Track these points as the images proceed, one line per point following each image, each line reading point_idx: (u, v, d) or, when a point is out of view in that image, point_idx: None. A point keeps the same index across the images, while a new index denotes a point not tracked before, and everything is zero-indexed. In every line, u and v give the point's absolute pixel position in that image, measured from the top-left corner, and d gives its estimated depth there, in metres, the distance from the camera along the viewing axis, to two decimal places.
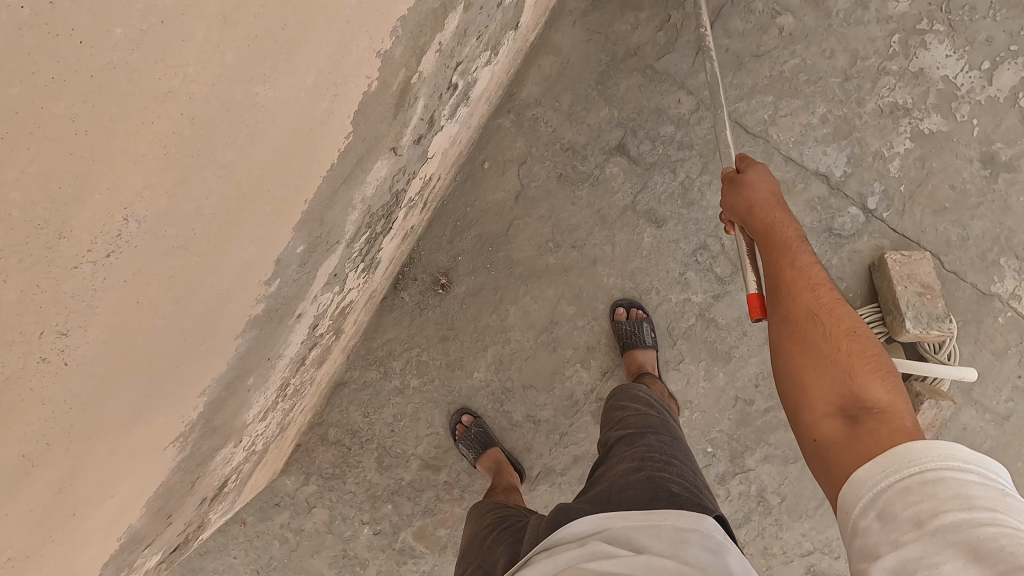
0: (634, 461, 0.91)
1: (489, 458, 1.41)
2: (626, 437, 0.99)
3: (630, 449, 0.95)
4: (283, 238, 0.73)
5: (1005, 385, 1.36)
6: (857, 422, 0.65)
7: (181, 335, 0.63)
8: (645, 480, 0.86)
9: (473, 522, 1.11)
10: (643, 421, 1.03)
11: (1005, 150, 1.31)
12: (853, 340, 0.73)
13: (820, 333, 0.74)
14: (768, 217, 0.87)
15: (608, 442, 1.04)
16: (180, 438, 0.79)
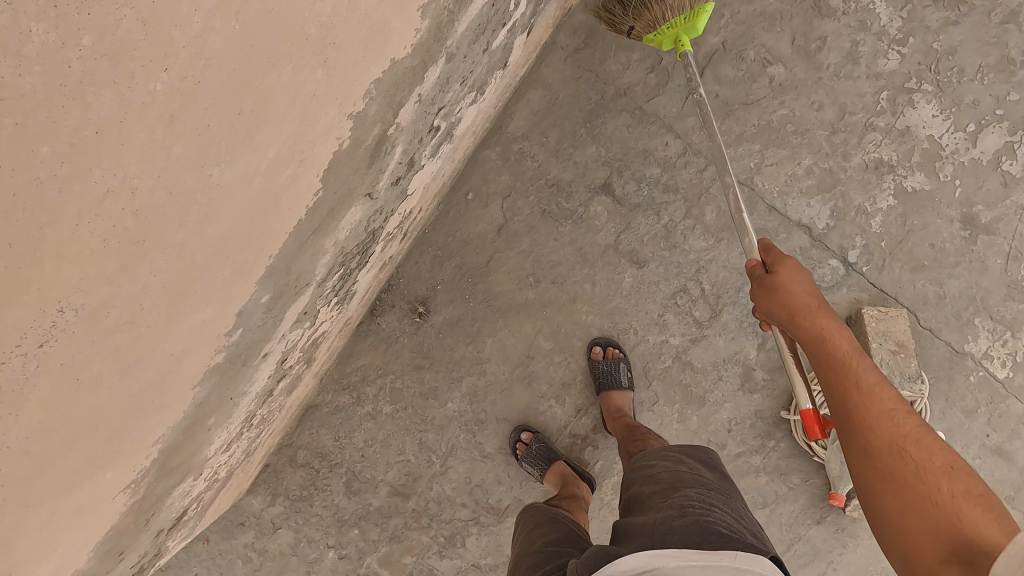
0: (674, 509, 0.81)
1: (556, 474, 1.37)
2: (658, 492, 0.87)
3: (665, 501, 0.84)
4: (245, 293, 0.71)
5: (973, 443, 1.37)
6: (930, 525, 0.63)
7: (129, 399, 0.61)
8: (691, 525, 0.76)
9: (520, 543, 1.01)
10: (673, 475, 0.91)
11: (985, 212, 1.32)
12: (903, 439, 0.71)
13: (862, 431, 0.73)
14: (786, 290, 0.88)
15: (634, 499, 0.91)
16: (132, 484, 0.78)
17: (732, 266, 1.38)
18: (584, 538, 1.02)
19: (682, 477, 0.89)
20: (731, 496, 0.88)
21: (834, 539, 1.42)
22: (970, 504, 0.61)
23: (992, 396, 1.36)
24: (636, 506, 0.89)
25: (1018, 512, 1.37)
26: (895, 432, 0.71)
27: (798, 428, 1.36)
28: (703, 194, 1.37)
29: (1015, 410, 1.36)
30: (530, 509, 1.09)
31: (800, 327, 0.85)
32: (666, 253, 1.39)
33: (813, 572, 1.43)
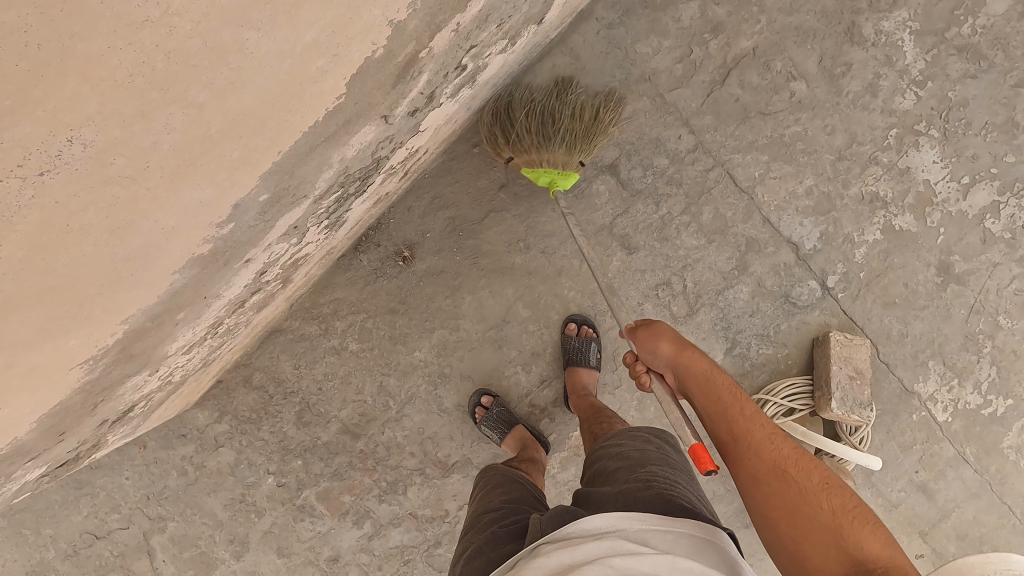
0: (639, 482, 0.85)
1: (516, 437, 1.40)
2: (624, 467, 0.91)
3: (630, 475, 0.88)
4: (242, 188, 0.68)
5: (901, 476, 1.45)
6: None
7: (109, 265, 0.58)
8: (655, 497, 0.81)
9: (474, 502, 1.03)
10: (643, 453, 0.94)
11: (960, 263, 1.38)
12: (830, 494, 0.78)
13: (793, 490, 0.79)
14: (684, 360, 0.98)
15: (601, 471, 0.94)
16: (90, 361, 0.75)
17: (717, 269, 1.40)
18: (540, 499, 1.04)
19: (649, 454, 0.93)
20: (693, 476, 0.92)
21: (757, 545, 1.50)
22: (853, 519, 0.74)
23: (928, 436, 1.44)
24: (601, 476, 0.93)
25: (928, 546, 1.47)
26: (788, 463, 0.83)
27: None
28: (704, 193, 1.38)
29: (946, 451, 1.44)
30: (484, 471, 1.12)
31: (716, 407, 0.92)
32: (657, 244, 1.40)
33: None
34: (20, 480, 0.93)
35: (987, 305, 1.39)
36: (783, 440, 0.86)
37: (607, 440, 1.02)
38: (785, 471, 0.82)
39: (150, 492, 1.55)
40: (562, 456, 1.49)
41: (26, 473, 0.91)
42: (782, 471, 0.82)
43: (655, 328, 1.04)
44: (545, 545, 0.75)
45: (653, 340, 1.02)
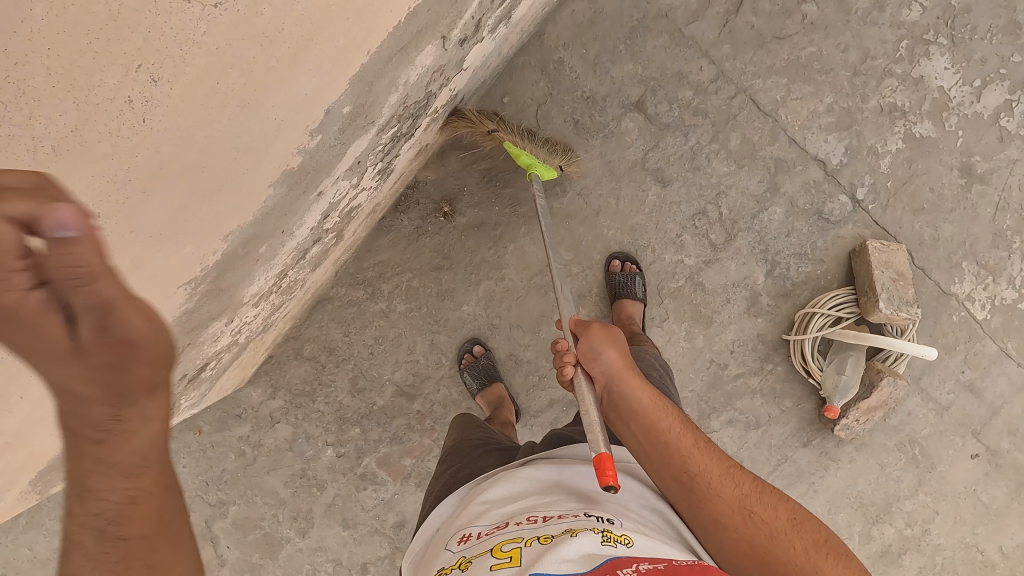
0: None
1: (492, 394, 1.44)
2: None
3: None
4: (336, 88, 0.70)
5: (948, 378, 1.49)
6: None
7: (232, 152, 0.60)
8: None
9: (458, 431, 1.10)
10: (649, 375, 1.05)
11: (981, 163, 1.43)
12: (765, 499, 0.74)
13: (734, 503, 0.73)
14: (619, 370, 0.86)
15: None
16: (191, 284, 0.76)
17: (750, 193, 1.45)
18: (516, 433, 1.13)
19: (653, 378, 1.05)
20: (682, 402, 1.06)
21: (816, 462, 1.53)
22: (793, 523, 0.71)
23: (970, 336, 1.48)
24: None
25: (981, 444, 1.51)
26: (724, 476, 0.75)
27: (796, 351, 1.44)
28: (730, 120, 1.43)
29: (988, 349, 1.48)
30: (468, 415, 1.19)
31: (650, 425, 0.79)
32: (690, 175, 1.44)
33: (795, 491, 1.54)
34: None
35: (1012, 201, 1.44)
36: (685, 438, 0.78)
37: None
38: (718, 483, 0.74)
39: (208, 478, 1.54)
40: None
41: None
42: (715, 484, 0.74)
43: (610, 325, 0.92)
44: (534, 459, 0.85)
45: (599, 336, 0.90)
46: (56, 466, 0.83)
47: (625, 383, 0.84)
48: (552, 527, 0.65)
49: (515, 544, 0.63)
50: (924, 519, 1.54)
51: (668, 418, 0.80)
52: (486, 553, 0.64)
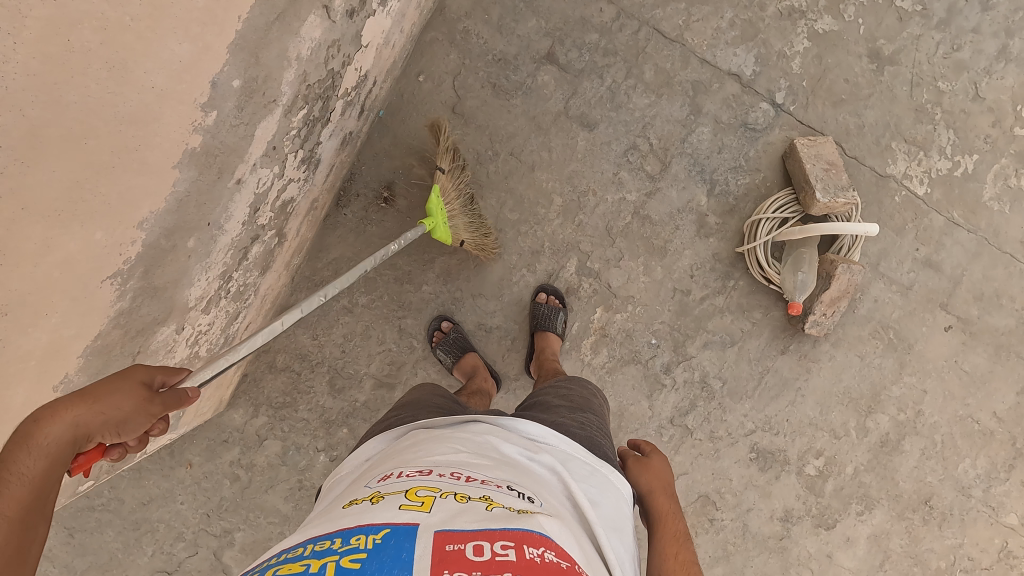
0: (577, 420, 0.97)
1: (467, 364, 1.44)
2: (568, 406, 1.03)
3: (572, 412, 1.00)
4: (215, 56, 0.72)
5: (906, 258, 1.52)
6: None
7: (114, 123, 0.62)
8: (585, 435, 0.92)
9: (410, 391, 1.14)
10: (586, 402, 1.07)
11: (887, 46, 1.47)
12: None
13: None
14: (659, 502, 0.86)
15: (547, 397, 1.08)
16: (119, 278, 0.77)
17: (675, 119, 1.48)
18: (466, 407, 1.15)
19: (591, 405, 1.07)
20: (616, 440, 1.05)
21: (798, 367, 1.54)
22: None
23: (916, 213, 1.51)
24: (543, 404, 1.06)
25: (953, 316, 1.53)
26: None
27: (754, 261, 1.46)
28: (640, 54, 1.46)
29: (937, 222, 1.51)
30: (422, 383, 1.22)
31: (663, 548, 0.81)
32: (613, 114, 1.48)
33: (784, 400, 1.55)
34: None
35: (925, 75, 1.48)
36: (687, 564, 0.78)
37: (562, 381, 1.16)
38: None
39: (208, 509, 1.53)
40: (591, 341, 1.53)
41: None
42: None
43: (654, 458, 0.92)
44: (481, 426, 0.85)
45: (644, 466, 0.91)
46: None
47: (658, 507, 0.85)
48: (475, 489, 0.64)
49: (432, 492, 0.62)
50: (914, 401, 1.55)
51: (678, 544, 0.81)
52: (400, 492, 0.62)
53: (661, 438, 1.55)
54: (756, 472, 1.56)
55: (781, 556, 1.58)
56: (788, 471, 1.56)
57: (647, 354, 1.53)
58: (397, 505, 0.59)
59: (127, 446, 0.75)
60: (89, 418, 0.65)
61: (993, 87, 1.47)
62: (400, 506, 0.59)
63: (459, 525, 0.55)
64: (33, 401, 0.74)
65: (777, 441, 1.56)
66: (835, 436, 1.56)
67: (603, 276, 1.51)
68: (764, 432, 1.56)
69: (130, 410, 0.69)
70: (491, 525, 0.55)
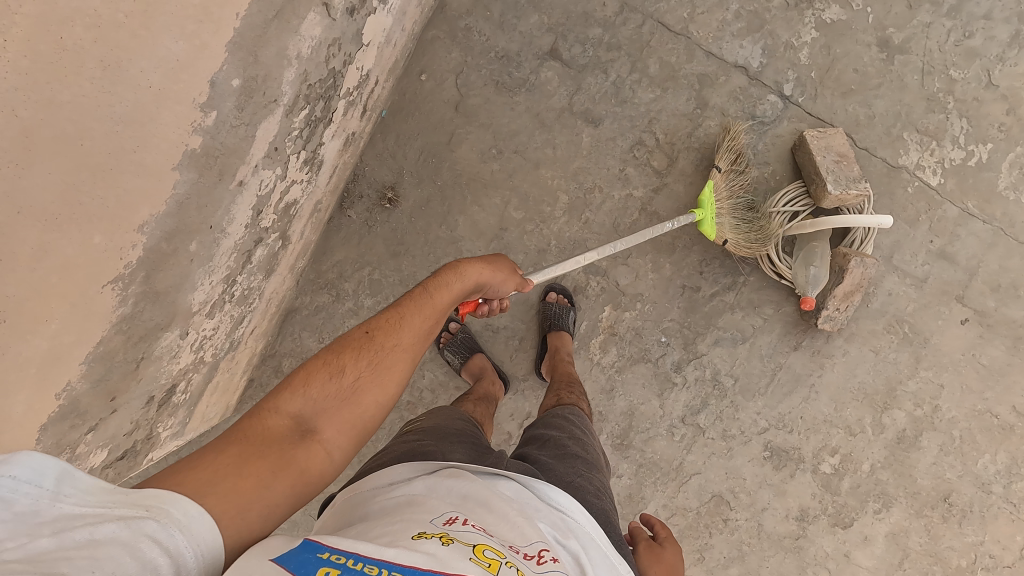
0: (595, 487, 0.93)
1: (474, 365, 1.43)
2: (586, 460, 1.00)
3: (589, 471, 0.97)
4: (212, 55, 0.71)
5: (920, 251, 1.49)
6: None
7: (110, 125, 0.61)
8: (602, 509, 0.88)
9: (428, 415, 1.13)
10: (601, 458, 1.04)
11: (896, 34, 1.44)
12: None
13: None
14: None
15: (564, 439, 1.04)
16: (120, 283, 0.76)
17: (680, 113, 1.46)
18: (482, 432, 1.14)
19: (605, 462, 1.04)
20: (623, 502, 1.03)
21: (812, 363, 1.51)
22: None
23: (929, 204, 1.48)
24: (559, 446, 1.03)
25: (969, 308, 1.50)
26: None
27: (764, 256, 1.43)
28: (644, 48, 1.44)
29: (951, 213, 1.48)
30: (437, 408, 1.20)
31: None
32: (618, 109, 1.46)
33: (797, 397, 1.52)
34: (85, 467, 0.92)
35: (935, 64, 1.45)
36: None
37: (578, 420, 1.13)
38: None
39: None
40: (600, 340, 1.51)
41: (88, 455, 0.90)
42: None
43: (665, 548, 0.92)
44: (516, 486, 0.80)
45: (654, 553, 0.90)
46: None
47: None
48: (532, 568, 0.61)
49: (498, 556, 0.60)
50: (931, 396, 1.52)
51: None
52: (465, 542, 0.60)
53: (673, 437, 1.53)
54: (770, 470, 1.54)
55: (797, 556, 1.55)
56: (803, 469, 1.54)
57: (657, 352, 1.51)
58: (464, 558, 0.57)
59: (490, 309, 1.09)
60: (488, 275, 0.99)
61: (1006, 74, 1.44)
62: (471, 560, 0.57)
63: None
64: (35, 409, 0.73)
65: (791, 438, 1.53)
66: (850, 433, 1.53)
67: (611, 274, 1.49)
68: (778, 430, 1.53)
69: (505, 275, 1.03)
70: None
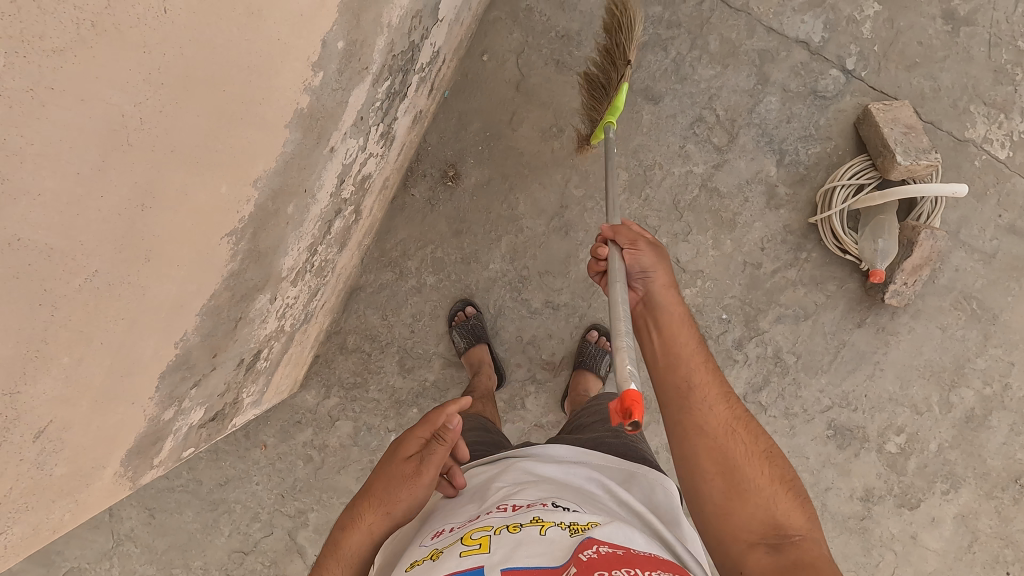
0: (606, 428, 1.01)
1: (473, 355, 1.44)
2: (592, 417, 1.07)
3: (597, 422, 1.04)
4: (327, 14, 0.74)
5: (988, 225, 1.46)
6: (780, 551, 0.67)
7: (245, 73, 0.63)
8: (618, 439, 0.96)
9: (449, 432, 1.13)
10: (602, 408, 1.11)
11: (962, 6, 1.43)
12: (770, 463, 0.75)
13: (740, 451, 0.75)
14: (667, 300, 0.86)
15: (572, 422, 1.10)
16: (233, 236, 0.79)
17: (741, 89, 1.46)
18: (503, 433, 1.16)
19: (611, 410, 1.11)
20: None
21: (876, 340, 1.50)
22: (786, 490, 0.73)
23: (997, 178, 1.45)
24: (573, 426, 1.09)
25: None
26: (736, 426, 0.77)
27: (828, 231, 1.42)
28: (704, 25, 1.45)
29: (1020, 186, 1.45)
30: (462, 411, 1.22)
31: (686, 348, 0.82)
32: (678, 86, 1.47)
33: (862, 375, 1.51)
34: (185, 423, 0.95)
35: (1003, 35, 1.43)
36: (708, 361, 0.82)
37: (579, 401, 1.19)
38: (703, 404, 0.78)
39: (283, 490, 1.55)
40: None
41: (188, 412, 0.94)
42: (732, 431, 0.76)
43: (638, 238, 0.89)
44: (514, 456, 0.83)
45: (636, 248, 0.88)
46: (142, 449, 0.85)
47: (669, 296, 0.86)
48: (524, 514, 0.64)
49: (485, 531, 0.62)
50: (1000, 374, 1.49)
51: (697, 349, 0.82)
52: (454, 542, 0.62)
53: None
54: (834, 449, 1.52)
55: (862, 537, 1.52)
56: (867, 448, 1.52)
57: (718, 329, 1.50)
58: (456, 555, 0.58)
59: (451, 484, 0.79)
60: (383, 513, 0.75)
61: None
62: (459, 553, 0.58)
63: (523, 562, 0.55)
64: (157, 356, 0.76)
65: (855, 417, 1.51)
66: (917, 412, 1.51)
67: (671, 250, 1.49)
68: (842, 409, 1.51)
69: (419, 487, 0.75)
70: (551, 555, 0.55)
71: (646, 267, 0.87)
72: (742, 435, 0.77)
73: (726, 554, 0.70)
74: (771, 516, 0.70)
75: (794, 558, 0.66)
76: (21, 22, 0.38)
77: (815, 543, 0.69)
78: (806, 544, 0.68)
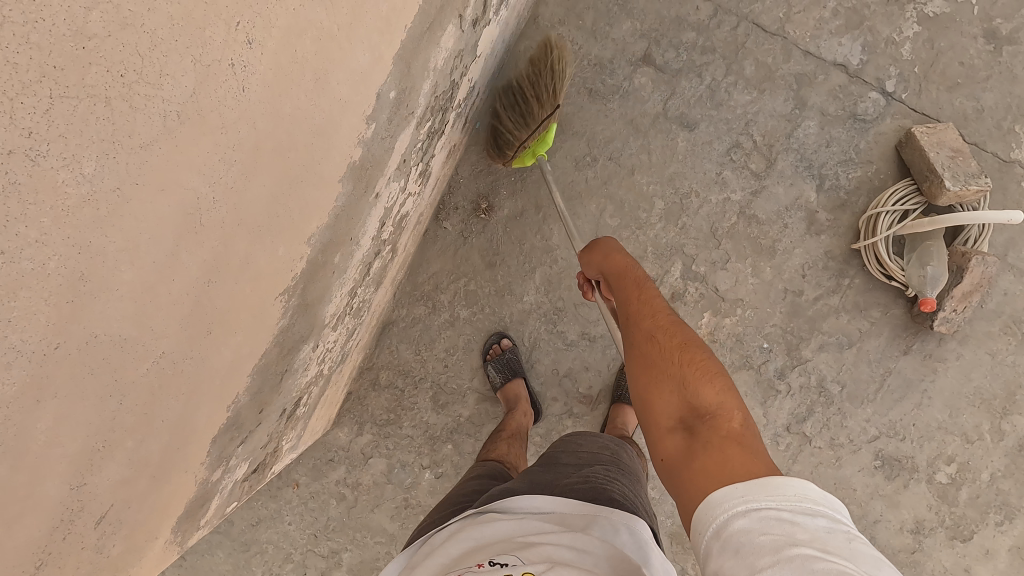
0: (579, 476, 0.87)
1: (510, 390, 1.41)
2: (573, 462, 0.93)
3: (575, 469, 0.91)
4: (383, 68, 0.72)
5: None
6: (694, 433, 0.67)
7: (308, 137, 0.61)
8: (589, 487, 0.83)
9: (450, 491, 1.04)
10: (593, 454, 0.96)
11: (1005, 25, 1.40)
12: (685, 351, 0.76)
13: (658, 352, 0.77)
14: (616, 262, 0.96)
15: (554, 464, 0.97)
16: (286, 295, 0.77)
17: (778, 114, 1.43)
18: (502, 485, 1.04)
19: (600, 455, 0.96)
20: (638, 481, 0.94)
21: (923, 368, 1.45)
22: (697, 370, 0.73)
23: None
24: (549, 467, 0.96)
25: None
26: (660, 331, 0.80)
27: (873, 258, 1.38)
28: (739, 49, 1.43)
29: None
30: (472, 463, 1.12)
31: (631, 289, 0.90)
32: (714, 112, 1.44)
33: (909, 404, 1.46)
34: (230, 481, 0.92)
35: None
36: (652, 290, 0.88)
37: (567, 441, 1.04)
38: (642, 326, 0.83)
39: (316, 530, 1.52)
40: None
41: (234, 469, 0.91)
42: (653, 340, 0.79)
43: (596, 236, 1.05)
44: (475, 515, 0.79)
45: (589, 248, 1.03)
46: (192, 513, 0.83)
47: (613, 260, 0.96)
48: None
49: None
50: None
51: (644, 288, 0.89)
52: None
53: (778, 446, 1.48)
54: (882, 481, 1.47)
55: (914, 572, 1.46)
56: (917, 479, 1.47)
57: (759, 359, 1.47)
58: None
59: None
60: None
61: None
62: None
63: None
64: (211, 422, 0.73)
65: (904, 447, 1.46)
66: (967, 441, 1.46)
67: (710, 279, 1.46)
68: (889, 438, 1.47)
69: None
70: None
71: (598, 254, 1.00)
72: (673, 340, 0.79)
73: (654, 449, 0.71)
74: (703, 427, 0.66)
75: (705, 435, 0.66)
76: (112, 123, 0.36)
77: (725, 416, 0.68)
78: (715, 419, 0.67)
